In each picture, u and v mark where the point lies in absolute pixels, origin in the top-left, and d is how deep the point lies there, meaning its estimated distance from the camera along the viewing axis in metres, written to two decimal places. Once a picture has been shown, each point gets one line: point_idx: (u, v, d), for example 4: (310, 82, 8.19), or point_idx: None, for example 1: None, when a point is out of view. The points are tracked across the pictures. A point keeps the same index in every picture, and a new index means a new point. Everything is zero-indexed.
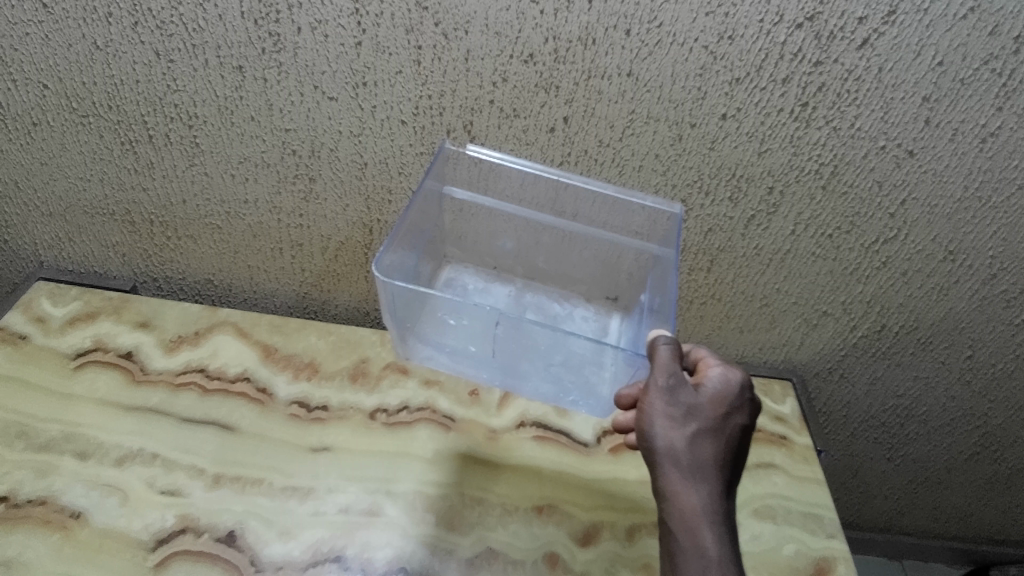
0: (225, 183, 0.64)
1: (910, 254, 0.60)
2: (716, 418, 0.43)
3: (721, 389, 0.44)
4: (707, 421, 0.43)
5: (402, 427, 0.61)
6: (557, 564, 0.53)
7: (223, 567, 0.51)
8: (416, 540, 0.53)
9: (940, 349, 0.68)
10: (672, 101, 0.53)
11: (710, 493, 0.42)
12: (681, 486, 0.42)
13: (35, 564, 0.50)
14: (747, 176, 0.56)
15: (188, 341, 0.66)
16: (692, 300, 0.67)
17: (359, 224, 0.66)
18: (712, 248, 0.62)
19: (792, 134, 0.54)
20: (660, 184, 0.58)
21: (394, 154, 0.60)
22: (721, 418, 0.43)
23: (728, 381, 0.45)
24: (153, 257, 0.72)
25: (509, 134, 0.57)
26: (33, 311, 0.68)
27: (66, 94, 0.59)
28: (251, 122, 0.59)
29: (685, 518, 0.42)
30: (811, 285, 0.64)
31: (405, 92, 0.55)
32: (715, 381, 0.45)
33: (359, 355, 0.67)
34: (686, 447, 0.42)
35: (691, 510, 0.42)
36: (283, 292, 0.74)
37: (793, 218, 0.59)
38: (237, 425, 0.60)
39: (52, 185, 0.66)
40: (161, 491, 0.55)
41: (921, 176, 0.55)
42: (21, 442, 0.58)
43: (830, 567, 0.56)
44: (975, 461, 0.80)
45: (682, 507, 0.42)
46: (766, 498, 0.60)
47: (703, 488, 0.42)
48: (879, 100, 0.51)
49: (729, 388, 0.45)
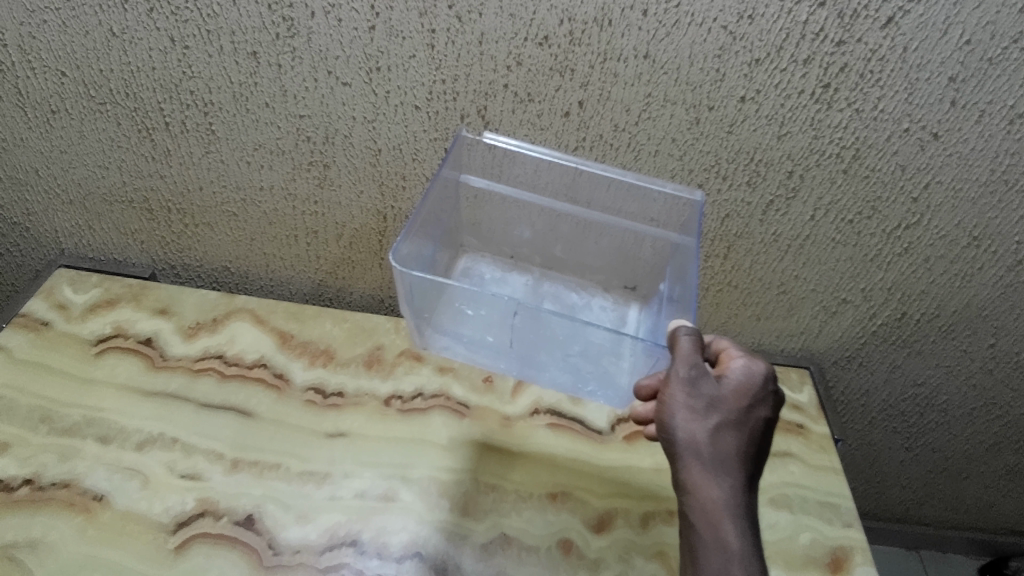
0: (240, 170, 0.64)
1: (933, 240, 0.59)
2: (738, 410, 0.43)
3: (744, 381, 0.44)
4: (729, 413, 0.42)
5: (417, 414, 0.61)
6: (571, 550, 0.54)
7: (241, 550, 0.52)
8: (431, 526, 0.54)
9: (962, 338, 0.67)
10: (690, 83, 0.52)
11: (732, 486, 0.42)
12: (703, 479, 0.42)
13: (59, 545, 0.51)
14: (765, 161, 0.55)
15: (206, 327, 0.67)
16: (708, 287, 0.66)
17: (373, 211, 0.66)
18: (729, 234, 0.61)
19: (812, 117, 0.52)
20: (676, 170, 0.57)
21: (408, 140, 0.59)
22: (743, 410, 0.43)
23: (752, 373, 0.44)
24: (170, 245, 0.73)
25: (523, 119, 0.56)
26: (55, 297, 0.69)
27: (84, 82, 0.59)
28: (265, 108, 0.59)
29: (706, 511, 0.41)
30: (830, 272, 0.63)
31: (418, 76, 0.55)
32: (737, 373, 0.44)
33: (374, 341, 0.67)
34: (708, 440, 0.42)
35: (713, 503, 0.41)
36: (299, 280, 0.74)
37: (813, 203, 0.58)
38: (254, 411, 0.61)
39: (72, 173, 0.67)
40: (180, 475, 0.56)
41: (945, 160, 0.53)
42: (45, 426, 0.59)
43: (846, 557, 0.56)
44: (996, 451, 0.79)
45: (704, 500, 0.41)
46: (782, 487, 0.60)
47: (725, 481, 0.42)
48: (903, 80, 0.50)
49: (752, 380, 0.44)
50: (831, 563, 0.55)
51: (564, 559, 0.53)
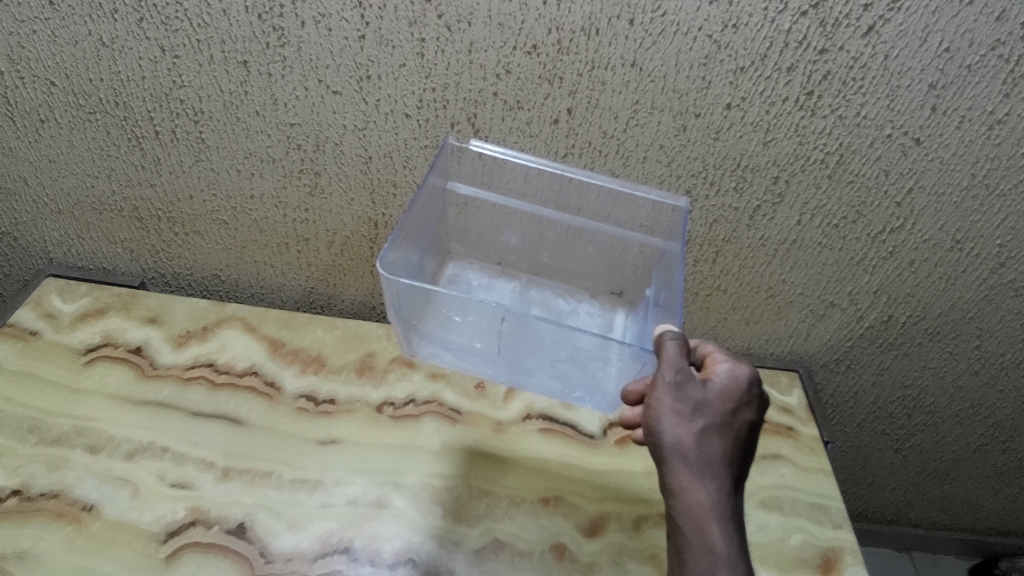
0: (231, 178, 0.65)
1: (916, 243, 0.60)
2: (723, 413, 0.43)
3: (729, 385, 0.44)
4: (714, 416, 0.43)
5: (409, 419, 0.61)
6: (564, 554, 0.54)
7: (233, 559, 0.51)
8: (423, 532, 0.54)
9: (947, 339, 0.67)
10: (676, 91, 0.53)
11: (718, 489, 0.42)
12: (689, 482, 0.42)
13: (47, 556, 0.51)
14: (751, 166, 0.56)
15: (197, 335, 0.67)
16: (697, 292, 0.67)
17: (364, 219, 0.66)
18: (717, 239, 0.62)
19: (797, 123, 0.53)
20: (664, 176, 0.58)
21: (398, 148, 0.60)
22: (728, 414, 0.44)
23: (736, 376, 0.45)
24: (160, 253, 0.72)
25: (512, 126, 0.57)
26: (43, 306, 0.69)
27: (73, 92, 0.60)
28: (256, 117, 0.59)
29: (693, 514, 0.42)
30: (817, 275, 0.64)
31: (408, 84, 0.55)
32: (722, 377, 0.45)
33: (365, 348, 0.67)
34: (694, 443, 0.42)
35: (700, 505, 0.42)
36: (291, 287, 0.74)
37: (799, 208, 0.59)
38: (246, 419, 0.61)
39: (60, 182, 0.67)
40: (171, 484, 0.56)
41: (927, 164, 0.55)
42: (33, 436, 0.58)
43: (837, 558, 0.56)
44: (983, 452, 0.80)
45: (690, 503, 0.42)
46: (773, 489, 0.60)
47: (711, 484, 0.42)
48: (885, 87, 0.51)
49: (737, 384, 0.45)
50: (821, 564, 0.56)
51: (558, 564, 0.53)
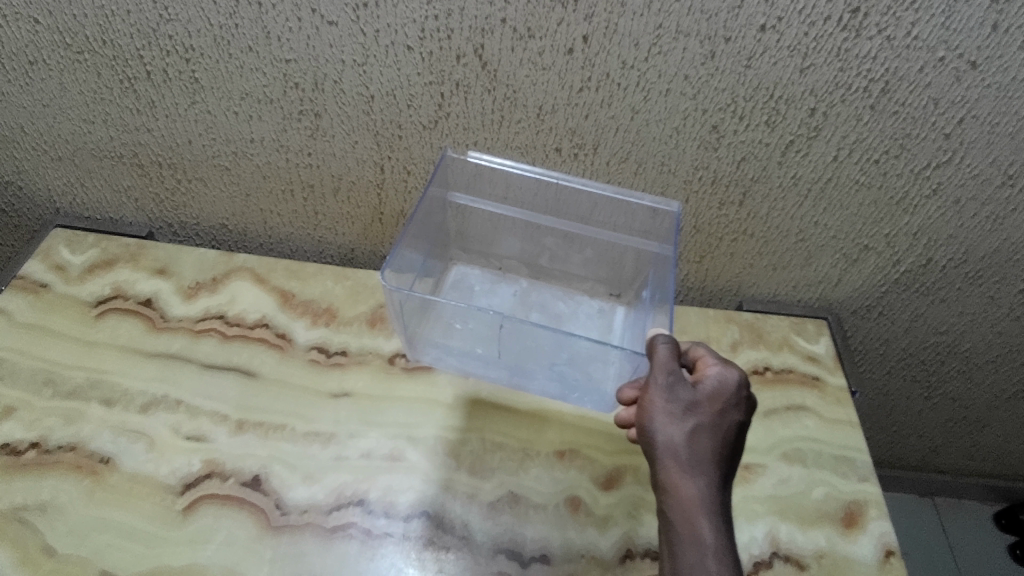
0: (228, 121, 0.61)
1: (963, 180, 0.55)
2: (716, 413, 0.42)
3: (720, 387, 0.43)
4: (705, 417, 0.42)
5: (422, 371, 0.60)
6: (579, 508, 0.53)
7: (249, 511, 0.51)
8: (437, 485, 0.53)
9: (990, 283, 0.63)
10: (705, 12, 0.47)
11: (710, 485, 0.40)
12: (681, 477, 0.40)
13: (68, 507, 0.51)
14: (785, 97, 0.51)
15: (206, 287, 0.65)
16: (721, 237, 0.63)
17: (370, 163, 0.62)
18: (745, 178, 0.57)
19: (839, 46, 0.48)
20: (689, 110, 0.53)
21: (402, 85, 0.55)
22: (719, 414, 0.42)
23: (727, 380, 0.43)
24: (165, 202, 0.70)
25: (523, 57, 0.52)
26: (52, 258, 0.68)
27: (59, 29, 0.56)
28: (249, 53, 0.55)
29: (683, 509, 0.40)
30: (852, 217, 0.59)
31: (409, 12, 0.50)
32: (713, 379, 0.43)
33: (376, 299, 0.65)
34: (685, 441, 0.41)
35: (690, 500, 0.39)
36: (299, 238, 0.72)
37: (837, 142, 0.54)
38: (258, 371, 0.60)
39: (56, 128, 0.64)
40: (185, 436, 0.56)
41: (982, 91, 0.49)
42: (49, 389, 0.58)
43: (861, 511, 0.55)
44: (1019, 399, 0.77)
45: (682, 498, 0.40)
46: (796, 441, 0.59)
47: (703, 480, 0.40)
48: (941, 2, 0.45)
49: (728, 386, 0.43)
50: (845, 517, 0.55)
51: (573, 517, 0.52)
